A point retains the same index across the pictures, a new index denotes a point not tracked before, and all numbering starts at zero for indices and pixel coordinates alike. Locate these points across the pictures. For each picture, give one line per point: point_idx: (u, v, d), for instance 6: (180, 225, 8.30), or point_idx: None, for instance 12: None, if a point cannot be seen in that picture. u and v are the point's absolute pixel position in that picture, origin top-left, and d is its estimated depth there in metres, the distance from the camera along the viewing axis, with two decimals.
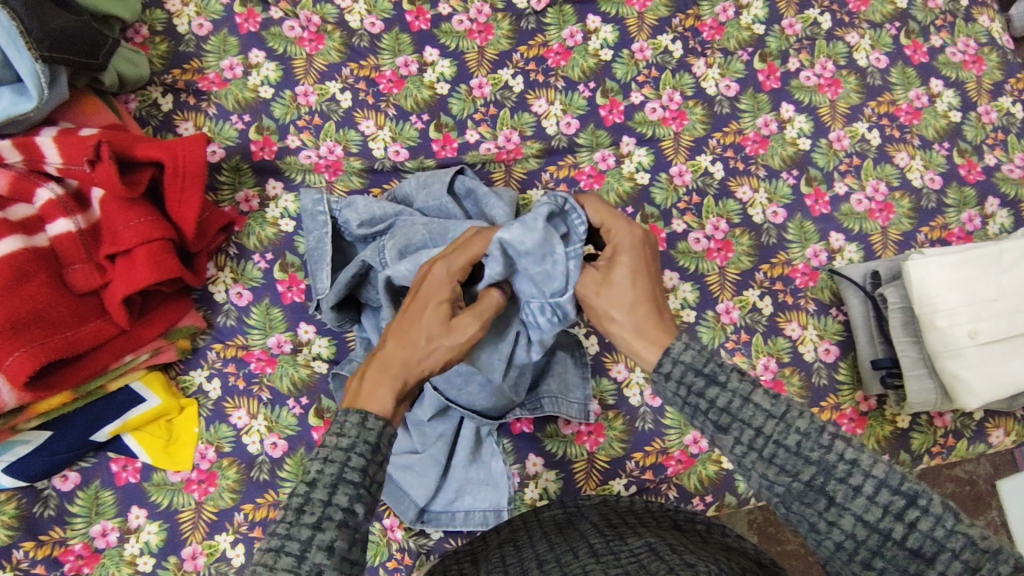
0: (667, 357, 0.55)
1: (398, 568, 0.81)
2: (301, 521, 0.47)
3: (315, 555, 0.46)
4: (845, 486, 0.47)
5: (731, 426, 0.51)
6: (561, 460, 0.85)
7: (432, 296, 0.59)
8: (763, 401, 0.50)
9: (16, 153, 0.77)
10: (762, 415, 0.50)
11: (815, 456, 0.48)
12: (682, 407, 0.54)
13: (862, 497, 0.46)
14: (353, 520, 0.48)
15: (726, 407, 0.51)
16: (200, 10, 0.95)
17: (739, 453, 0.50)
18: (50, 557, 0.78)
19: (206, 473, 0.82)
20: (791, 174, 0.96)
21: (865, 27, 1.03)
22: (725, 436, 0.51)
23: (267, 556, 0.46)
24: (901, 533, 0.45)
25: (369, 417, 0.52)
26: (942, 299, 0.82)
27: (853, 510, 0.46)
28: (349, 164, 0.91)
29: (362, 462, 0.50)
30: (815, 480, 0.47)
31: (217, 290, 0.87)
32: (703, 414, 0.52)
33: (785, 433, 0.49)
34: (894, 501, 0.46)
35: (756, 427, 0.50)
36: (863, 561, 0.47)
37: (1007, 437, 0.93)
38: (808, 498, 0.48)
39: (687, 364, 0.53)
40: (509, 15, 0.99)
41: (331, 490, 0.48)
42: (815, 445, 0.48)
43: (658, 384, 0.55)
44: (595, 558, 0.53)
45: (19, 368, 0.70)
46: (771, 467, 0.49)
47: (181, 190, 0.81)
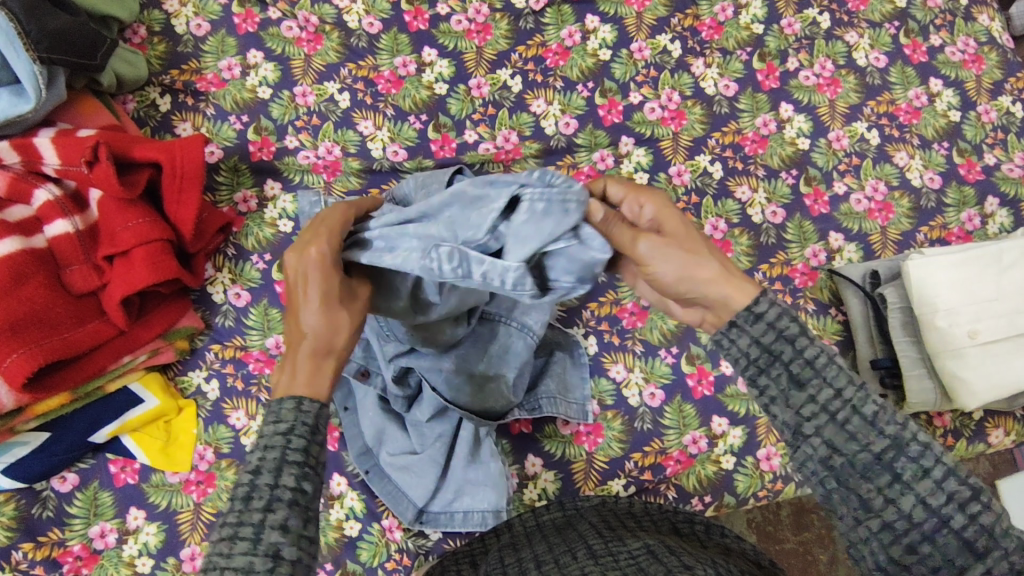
0: (762, 297, 0.51)
1: (397, 569, 0.81)
2: (250, 506, 0.43)
3: (269, 536, 0.42)
4: (915, 466, 0.45)
5: (810, 382, 0.48)
6: (560, 460, 0.85)
7: (320, 270, 0.53)
8: (845, 365, 0.48)
9: (14, 154, 0.78)
10: (844, 377, 0.47)
11: (890, 430, 0.46)
12: (749, 367, 0.50)
13: (930, 479, 0.45)
14: (303, 499, 0.45)
15: (812, 360, 0.48)
16: (198, 11, 0.95)
17: (804, 413, 0.48)
18: (49, 558, 0.78)
19: (205, 474, 0.82)
20: (790, 174, 0.96)
21: (865, 27, 1.03)
22: (801, 392, 0.48)
23: (221, 545, 0.42)
24: (961, 523, 0.44)
25: (304, 400, 0.48)
26: (941, 300, 0.82)
27: (916, 490, 0.45)
28: (348, 165, 0.91)
29: (304, 444, 0.46)
30: (885, 453, 0.46)
31: (216, 291, 0.87)
32: (781, 364, 0.49)
33: (864, 401, 0.47)
34: (960, 490, 0.44)
35: (837, 388, 0.47)
36: (908, 544, 0.45)
37: (1007, 437, 0.92)
38: (870, 472, 0.46)
39: (782, 308, 0.50)
40: (508, 15, 0.99)
41: (276, 473, 0.44)
42: (890, 419, 0.46)
43: (743, 329, 0.50)
44: (593, 560, 0.53)
45: (17, 369, 0.70)
46: (842, 432, 0.47)
47: (179, 191, 0.80)
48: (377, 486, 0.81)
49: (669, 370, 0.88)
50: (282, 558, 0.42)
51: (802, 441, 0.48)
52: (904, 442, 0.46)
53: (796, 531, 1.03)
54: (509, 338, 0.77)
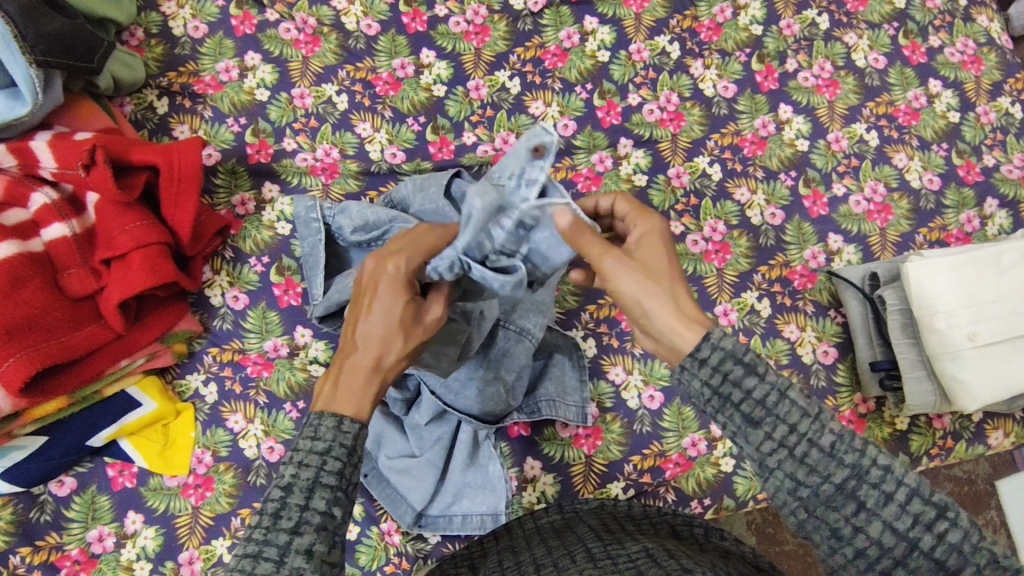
0: (705, 341, 0.49)
1: (396, 573, 0.80)
2: (278, 526, 0.44)
3: (293, 559, 0.43)
4: (878, 492, 0.45)
5: (764, 421, 0.47)
6: (559, 463, 0.85)
7: (391, 294, 0.54)
8: (798, 397, 0.47)
9: (10, 158, 0.77)
10: (798, 412, 0.46)
11: (849, 459, 0.45)
12: (710, 400, 0.49)
13: (894, 504, 0.44)
14: (331, 523, 0.46)
15: (762, 400, 0.47)
16: (195, 13, 0.94)
17: (764, 449, 0.47)
18: (46, 563, 0.78)
19: (202, 478, 0.82)
20: (789, 175, 0.96)
21: (863, 28, 1.03)
22: (756, 430, 0.47)
23: (244, 562, 0.43)
24: (929, 543, 0.44)
25: (346, 420, 0.48)
26: (941, 301, 0.82)
27: (882, 517, 0.44)
28: (345, 167, 0.91)
29: (338, 467, 0.46)
30: (847, 483, 0.45)
31: (214, 294, 0.87)
32: (733, 406, 0.48)
33: (820, 433, 0.46)
34: (925, 511, 0.44)
35: (791, 423, 0.46)
36: (882, 569, 0.45)
37: (1007, 439, 0.92)
38: (835, 502, 0.45)
39: (728, 351, 0.48)
40: (506, 16, 0.99)
41: (308, 494, 0.45)
42: (848, 447, 0.45)
43: (692, 372, 0.49)
44: (591, 563, 0.53)
45: (13, 374, 0.70)
46: (802, 466, 0.46)
47: (176, 194, 0.80)
48: (377, 490, 0.80)
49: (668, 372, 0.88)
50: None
51: (769, 474, 0.47)
52: (864, 469, 0.45)
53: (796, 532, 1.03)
54: (508, 343, 0.76)
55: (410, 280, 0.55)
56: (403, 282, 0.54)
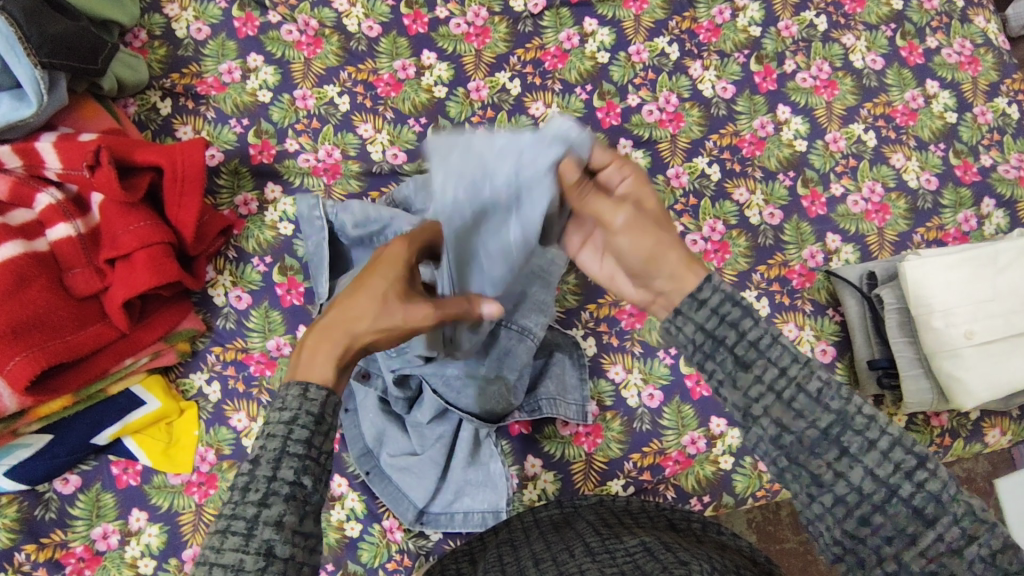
0: (706, 283, 0.47)
1: (397, 570, 0.81)
2: (246, 498, 0.42)
3: (262, 532, 0.42)
4: (860, 439, 0.43)
5: (756, 363, 0.45)
6: (559, 461, 0.85)
7: (387, 274, 0.54)
8: (790, 343, 0.46)
9: (15, 160, 0.77)
10: (788, 356, 0.45)
11: (835, 405, 0.44)
12: (703, 344, 0.47)
13: (876, 450, 0.43)
14: (301, 493, 0.44)
15: (756, 341, 0.46)
16: (198, 15, 0.95)
17: (752, 394, 0.45)
18: (51, 560, 0.79)
19: (205, 476, 0.83)
20: (788, 176, 0.97)
21: (861, 29, 1.03)
22: (747, 373, 0.45)
23: (214, 539, 0.42)
24: (908, 491, 0.42)
25: (310, 387, 0.46)
26: (937, 300, 0.83)
27: (865, 462, 0.43)
28: (347, 168, 0.92)
29: (306, 435, 0.45)
30: (831, 428, 0.44)
31: (217, 293, 0.88)
32: (726, 350, 0.46)
33: (808, 377, 0.45)
34: (906, 459, 0.43)
35: (781, 366, 0.45)
36: (860, 517, 0.43)
37: (1003, 436, 0.93)
38: (818, 448, 0.44)
39: (725, 294, 0.47)
40: (506, 18, 1.00)
41: (274, 465, 0.43)
42: (835, 394, 0.44)
43: (688, 315, 0.47)
44: (591, 557, 0.53)
45: (20, 373, 0.70)
46: (789, 411, 0.44)
47: (180, 194, 0.81)
48: (378, 487, 0.81)
49: (667, 371, 0.89)
50: (276, 556, 0.42)
51: (752, 423, 0.46)
52: (849, 416, 0.44)
53: (795, 530, 1.04)
54: (509, 342, 0.78)
55: (411, 263, 0.56)
56: (396, 260, 0.56)
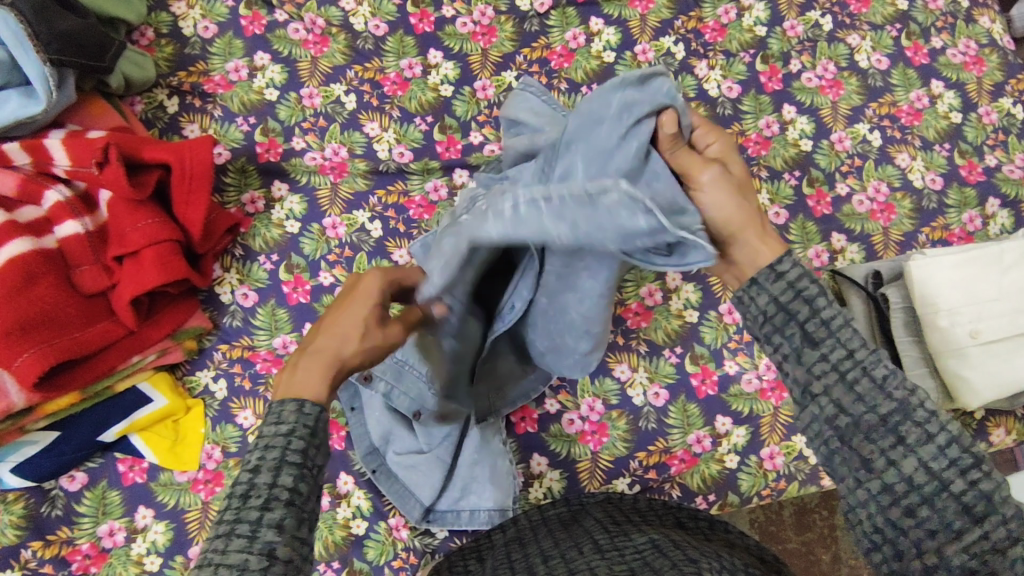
0: (786, 257, 0.49)
1: (403, 568, 0.81)
2: (247, 504, 0.44)
3: (264, 535, 0.43)
4: (920, 430, 0.44)
5: (825, 341, 0.47)
6: (565, 460, 0.86)
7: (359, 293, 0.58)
8: (860, 330, 0.47)
9: (24, 155, 0.78)
10: (858, 340, 0.47)
11: (898, 394, 0.45)
12: (771, 319, 0.48)
13: (934, 444, 0.43)
14: (299, 499, 0.45)
15: (828, 321, 0.47)
16: (205, 13, 0.96)
17: (815, 371, 0.47)
18: (57, 557, 0.79)
19: (212, 473, 0.83)
20: (793, 175, 0.97)
21: (867, 29, 1.04)
22: (815, 349, 0.47)
23: (217, 543, 0.43)
24: (960, 488, 0.42)
25: (306, 403, 0.49)
26: (943, 299, 0.83)
27: (920, 454, 0.43)
28: (353, 166, 0.92)
29: (303, 446, 0.47)
30: (891, 416, 0.44)
31: (223, 291, 0.88)
32: (797, 323, 0.47)
33: (877, 363, 0.46)
34: (963, 457, 0.43)
35: (850, 348, 0.46)
36: (906, 507, 0.43)
37: (1009, 436, 0.92)
38: (874, 433, 0.45)
39: (804, 269, 0.49)
40: (512, 17, 1.00)
41: (274, 472, 0.45)
42: (900, 384, 0.45)
43: (764, 287, 0.49)
44: (600, 554, 0.54)
45: (28, 369, 0.71)
46: (850, 394, 0.45)
47: (188, 192, 0.81)
48: (385, 485, 0.82)
49: (673, 370, 0.89)
50: (277, 558, 0.43)
51: (810, 401, 0.47)
52: (911, 407, 0.44)
53: (797, 530, 1.04)
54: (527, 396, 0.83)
55: (383, 294, 0.59)
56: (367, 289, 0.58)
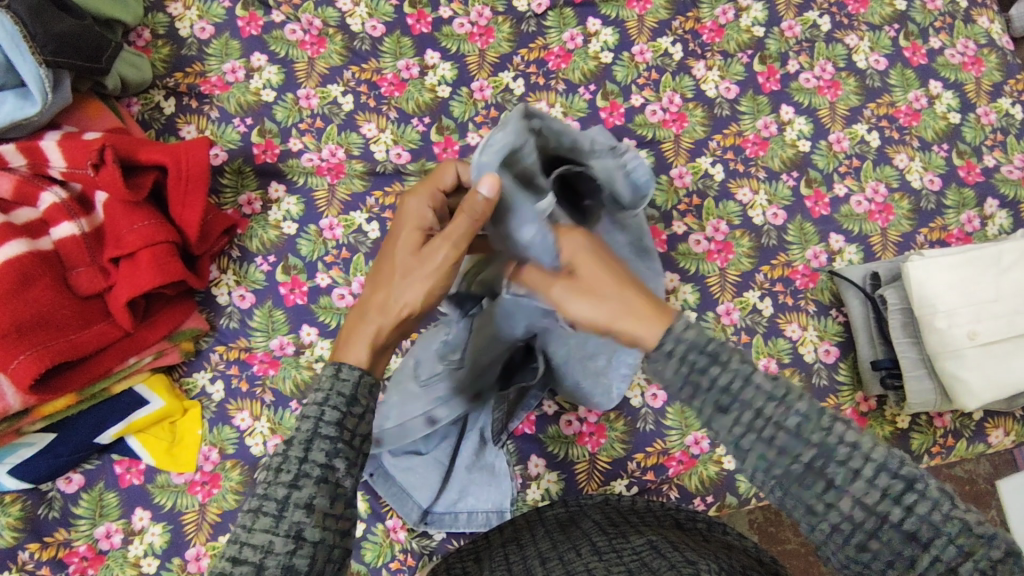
0: (671, 332, 0.45)
1: (401, 569, 0.81)
2: (278, 480, 0.44)
3: (293, 513, 0.43)
4: (845, 469, 0.41)
5: (731, 408, 0.43)
6: (563, 461, 0.86)
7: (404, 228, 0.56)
8: (764, 381, 0.43)
9: (20, 157, 0.78)
10: (762, 396, 0.43)
11: (815, 438, 0.42)
12: (680, 389, 0.45)
13: (862, 480, 0.41)
14: (332, 476, 0.45)
15: (728, 387, 0.43)
16: (202, 14, 0.95)
17: (741, 441, 0.43)
18: (55, 559, 0.79)
19: (209, 475, 0.83)
20: (791, 176, 0.97)
21: (864, 29, 1.03)
22: (725, 416, 0.44)
23: (246, 518, 0.43)
24: (898, 517, 0.41)
25: (343, 368, 0.49)
26: (941, 300, 0.83)
27: (852, 493, 0.41)
28: (350, 167, 0.92)
29: (338, 417, 0.46)
30: (815, 461, 0.42)
31: (220, 293, 0.88)
32: (703, 393, 0.44)
33: (786, 414, 0.42)
34: (893, 485, 0.41)
35: (756, 408, 0.43)
36: (858, 543, 0.42)
37: (1007, 437, 0.92)
38: (805, 481, 0.42)
39: (692, 340, 0.44)
40: (509, 18, 0.99)
41: (306, 447, 0.45)
42: (816, 428, 0.42)
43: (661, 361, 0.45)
44: (597, 556, 0.54)
45: (25, 371, 0.71)
46: (771, 448, 0.43)
47: (184, 193, 0.81)
48: (382, 488, 0.81)
49: None
50: (305, 539, 0.43)
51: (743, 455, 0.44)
52: (831, 447, 0.42)
53: (797, 531, 1.04)
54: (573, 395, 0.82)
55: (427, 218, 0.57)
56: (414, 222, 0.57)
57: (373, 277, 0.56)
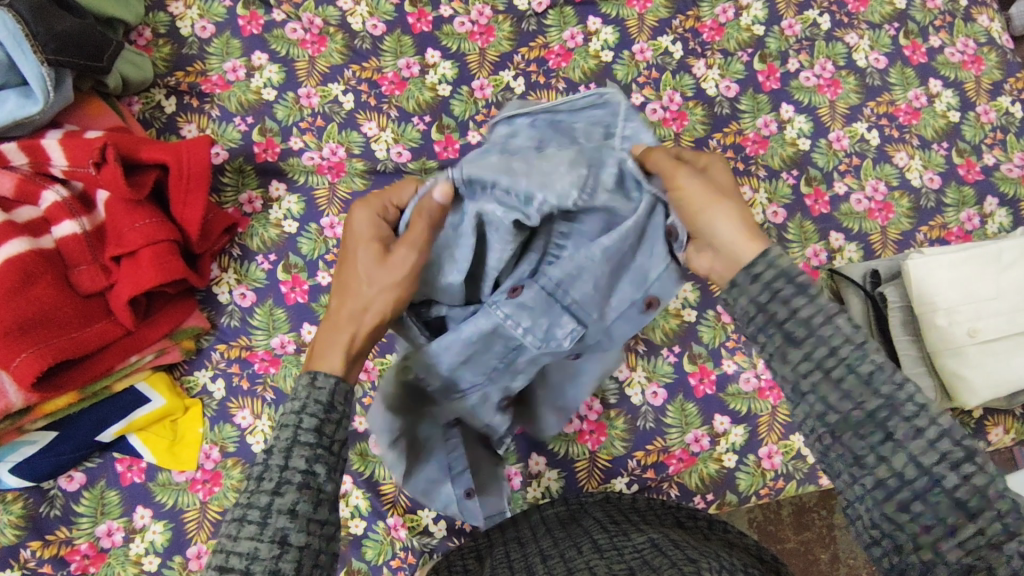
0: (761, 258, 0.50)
1: (402, 567, 0.81)
2: (260, 488, 0.46)
3: (276, 520, 0.45)
4: (907, 425, 0.44)
5: (806, 340, 0.47)
6: (564, 459, 0.86)
7: (360, 246, 0.60)
8: (844, 324, 0.47)
9: (21, 156, 0.78)
10: (841, 337, 0.46)
11: (885, 389, 0.45)
12: (755, 317, 0.49)
13: (923, 439, 0.44)
14: (314, 481, 0.47)
15: (808, 320, 0.47)
16: (202, 13, 0.96)
17: (801, 370, 0.47)
18: (56, 557, 0.79)
19: (210, 473, 0.83)
20: (791, 174, 0.97)
21: (865, 28, 1.04)
22: (797, 349, 0.47)
23: (232, 527, 0.46)
24: (952, 483, 0.43)
25: (318, 375, 0.52)
26: (941, 298, 0.83)
27: (909, 449, 0.44)
28: (351, 166, 0.92)
29: (315, 423, 0.49)
30: (878, 411, 0.45)
31: (221, 291, 0.88)
32: (776, 324, 0.48)
33: (860, 359, 0.46)
34: (953, 450, 0.43)
35: (832, 345, 0.46)
36: (901, 501, 0.44)
37: (1007, 435, 0.92)
38: (862, 429, 0.45)
39: (781, 269, 0.48)
40: (510, 17, 1.00)
41: (287, 454, 0.47)
42: (887, 378, 0.45)
43: (743, 288, 0.50)
44: (599, 553, 0.54)
45: (26, 369, 0.71)
46: (837, 389, 0.46)
47: (185, 192, 0.81)
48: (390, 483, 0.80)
49: (671, 369, 0.89)
50: (290, 544, 0.45)
51: (800, 398, 0.48)
52: (898, 402, 0.45)
53: (797, 529, 1.04)
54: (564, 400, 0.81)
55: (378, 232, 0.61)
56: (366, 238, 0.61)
57: (339, 285, 0.61)
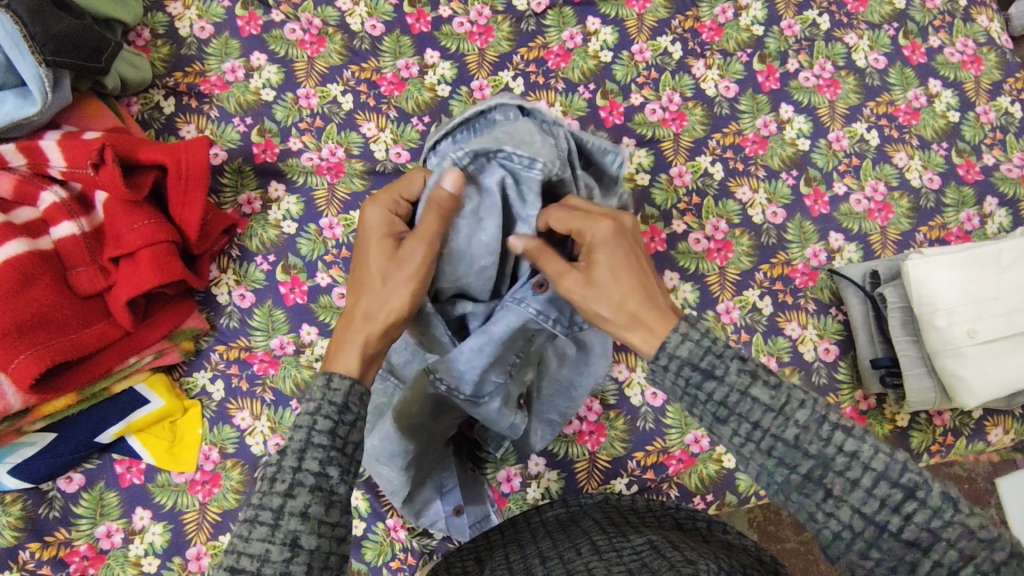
0: (663, 349, 0.50)
1: (401, 568, 0.81)
2: (273, 489, 0.46)
3: (288, 522, 0.45)
4: (843, 479, 0.44)
5: (729, 418, 0.47)
6: (563, 460, 0.86)
7: (372, 236, 0.59)
8: (762, 394, 0.46)
9: (19, 156, 0.78)
10: (760, 409, 0.46)
11: (813, 450, 0.45)
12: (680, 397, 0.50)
13: (859, 489, 0.44)
14: (326, 484, 0.47)
15: (722, 400, 0.47)
16: (201, 14, 0.95)
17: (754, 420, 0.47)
18: (56, 558, 0.79)
19: (210, 474, 0.83)
20: (791, 175, 0.97)
21: (864, 28, 1.03)
22: (722, 426, 0.48)
23: (242, 528, 0.45)
24: (897, 525, 0.43)
25: (335, 378, 0.51)
26: (940, 299, 0.83)
27: (849, 502, 0.44)
28: (350, 167, 0.92)
29: (329, 425, 0.48)
30: (813, 471, 0.45)
31: (221, 292, 0.88)
32: (701, 404, 0.48)
33: (783, 427, 0.46)
34: (891, 494, 0.43)
35: (753, 420, 0.46)
36: (859, 551, 0.45)
37: (1006, 435, 0.92)
38: (804, 489, 0.45)
39: (684, 358, 0.49)
40: (509, 17, 0.99)
41: (300, 455, 0.47)
42: (813, 438, 0.45)
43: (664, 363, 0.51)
44: (598, 555, 0.54)
45: (25, 371, 0.70)
46: (770, 458, 0.46)
47: (184, 193, 0.81)
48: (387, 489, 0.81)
49: None
50: (301, 546, 0.45)
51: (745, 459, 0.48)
52: (829, 458, 0.45)
53: (796, 530, 1.04)
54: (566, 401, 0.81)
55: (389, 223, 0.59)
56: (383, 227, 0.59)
57: (355, 282, 0.59)
